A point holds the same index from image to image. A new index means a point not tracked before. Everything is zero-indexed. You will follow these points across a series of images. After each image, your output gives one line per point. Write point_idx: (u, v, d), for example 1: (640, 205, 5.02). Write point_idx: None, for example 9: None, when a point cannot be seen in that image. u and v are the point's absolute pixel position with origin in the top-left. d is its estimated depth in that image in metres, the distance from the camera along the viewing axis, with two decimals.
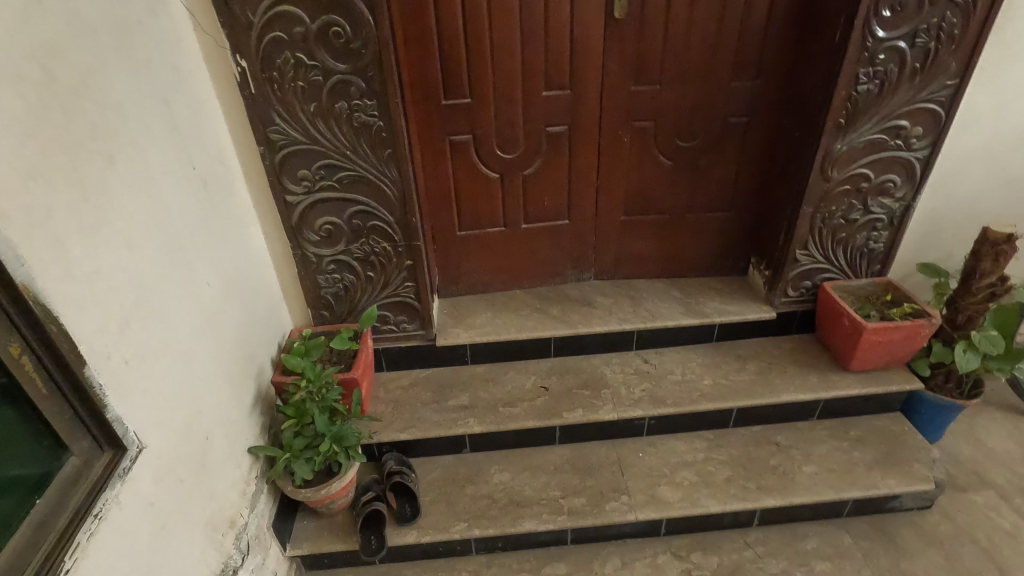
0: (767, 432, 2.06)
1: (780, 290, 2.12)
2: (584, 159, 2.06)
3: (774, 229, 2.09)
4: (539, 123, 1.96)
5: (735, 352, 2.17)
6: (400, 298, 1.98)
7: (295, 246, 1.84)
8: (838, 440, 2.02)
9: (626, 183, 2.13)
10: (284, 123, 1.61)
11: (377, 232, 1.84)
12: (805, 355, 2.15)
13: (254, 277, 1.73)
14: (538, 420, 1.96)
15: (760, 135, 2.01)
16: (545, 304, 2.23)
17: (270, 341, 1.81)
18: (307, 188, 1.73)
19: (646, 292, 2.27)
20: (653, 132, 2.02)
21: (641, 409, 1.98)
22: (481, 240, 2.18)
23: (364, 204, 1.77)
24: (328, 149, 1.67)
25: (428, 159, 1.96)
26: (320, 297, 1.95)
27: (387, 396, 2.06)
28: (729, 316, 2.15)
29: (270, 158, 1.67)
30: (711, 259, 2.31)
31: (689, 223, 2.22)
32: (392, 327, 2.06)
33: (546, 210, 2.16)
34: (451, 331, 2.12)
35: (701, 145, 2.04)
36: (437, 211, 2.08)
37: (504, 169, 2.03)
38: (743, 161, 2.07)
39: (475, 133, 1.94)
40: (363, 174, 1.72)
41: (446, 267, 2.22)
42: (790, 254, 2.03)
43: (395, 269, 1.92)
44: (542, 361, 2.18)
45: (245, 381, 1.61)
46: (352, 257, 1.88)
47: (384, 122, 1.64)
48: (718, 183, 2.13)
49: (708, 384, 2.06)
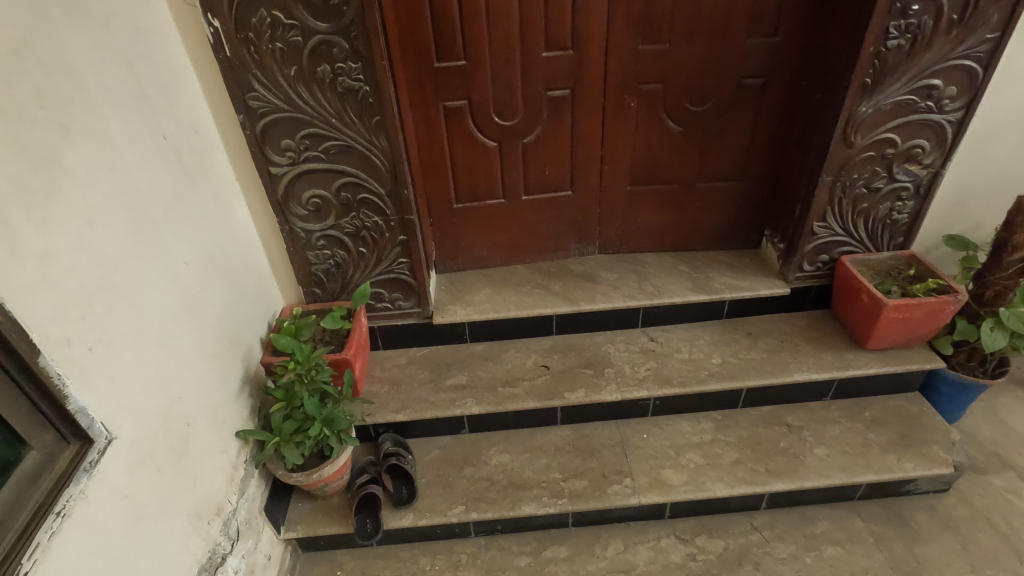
0: (777, 413, 1.98)
1: (795, 264, 2.01)
2: (588, 125, 1.93)
3: (791, 199, 1.97)
4: (539, 87, 1.83)
5: (746, 330, 2.08)
6: (394, 274, 1.89)
7: (283, 221, 1.75)
8: (853, 421, 1.94)
9: (632, 151, 2.00)
10: (263, 89, 1.50)
11: (368, 206, 1.74)
12: (819, 332, 2.05)
13: (239, 254, 1.64)
14: (539, 401, 1.89)
15: (777, 98, 1.87)
16: (547, 280, 2.14)
17: (260, 320, 1.74)
18: (292, 159, 1.63)
19: (653, 267, 2.17)
20: (661, 96, 1.89)
21: (646, 389, 1.90)
22: (479, 213, 2.08)
23: (353, 176, 1.67)
24: (312, 116, 1.56)
25: (422, 128, 1.84)
26: (311, 275, 1.87)
27: (383, 376, 1.99)
28: (740, 292, 2.04)
29: (251, 127, 1.56)
30: (722, 231, 2.19)
31: (700, 193, 2.10)
32: (387, 305, 1.98)
33: (547, 181, 2.04)
34: (448, 308, 2.04)
35: (713, 109, 1.91)
36: (432, 182, 1.97)
37: (503, 137, 1.91)
38: (759, 127, 1.94)
39: (471, 98, 1.82)
40: (351, 144, 1.61)
41: (443, 241, 2.13)
42: (807, 227, 1.91)
43: (388, 245, 1.83)
44: (544, 338, 2.10)
45: (232, 363, 1.55)
46: (342, 232, 1.79)
47: (371, 87, 1.52)
48: (731, 151, 2.00)
49: (716, 363, 1.97)
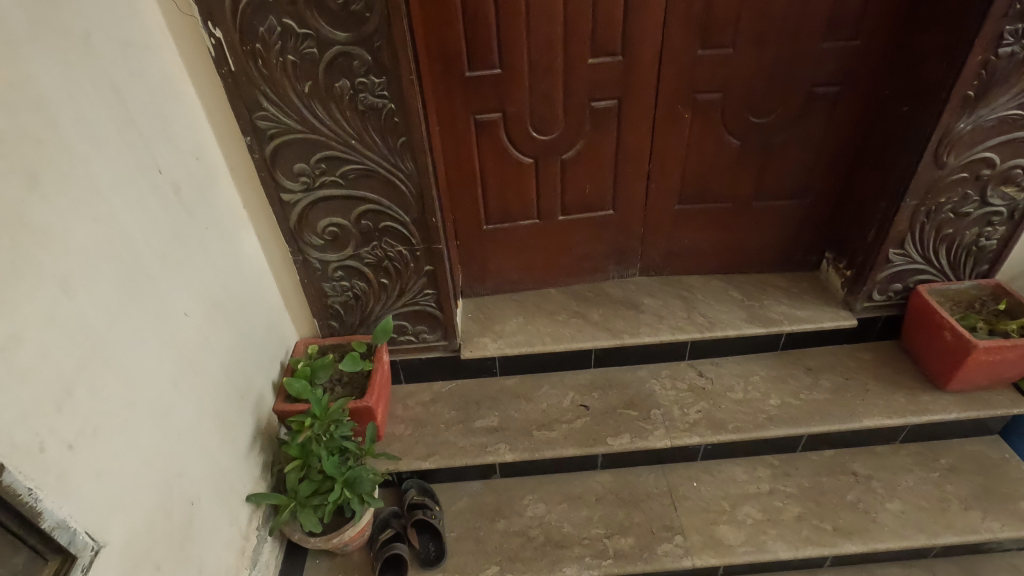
0: (841, 459, 1.79)
1: (864, 293, 1.80)
2: (634, 140, 1.72)
3: (862, 222, 1.75)
4: (583, 98, 1.62)
5: (805, 364, 1.88)
6: (419, 306, 1.71)
7: (295, 251, 1.56)
8: (927, 471, 1.74)
9: (684, 166, 1.79)
10: (273, 107, 1.30)
11: (391, 234, 1.55)
12: (888, 369, 1.85)
13: (248, 291, 1.46)
14: (579, 448, 1.70)
15: (852, 108, 1.65)
16: (585, 307, 1.94)
17: (271, 362, 1.56)
18: (306, 185, 1.43)
19: (701, 293, 1.96)
20: (720, 106, 1.67)
21: (697, 435, 1.71)
22: (511, 234, 1.88)
23: (375, 202, 1.48)
24: (329, 138, 1.36)
25: (449, 144, 1.64)
26: (327, 307, 1.69)
27: (406, 415, 1.82)
28: (801, 323, 1.84)
29: (260, 149, 1.37)
30: (778, 253, 1.98)
31: (756, 212, 1.88)
32: (411, 338, 1.80)
33: (587, 199, 1.84)
34: (477, 340, 1.85)
35: (778, 121, 1.69)
36: (460, 202, 1.77)
37: (540, 153, 1.71)
38: (828, 140, 1.72)
39: (506, 110, 1.61)
40: (372, 168, 1.41)
41: (470, 265, 1.93)
42: (881, 254, 1.70)
43: (412, 276, 1.64)
44: (581, 373, 1.91)
45: (240, 418, 1.38)
46: (362, 262, 1.60)
47: (397, 104, 1.32)
48: (795, 167, 1.78)
49: (775, 406, 1.77)
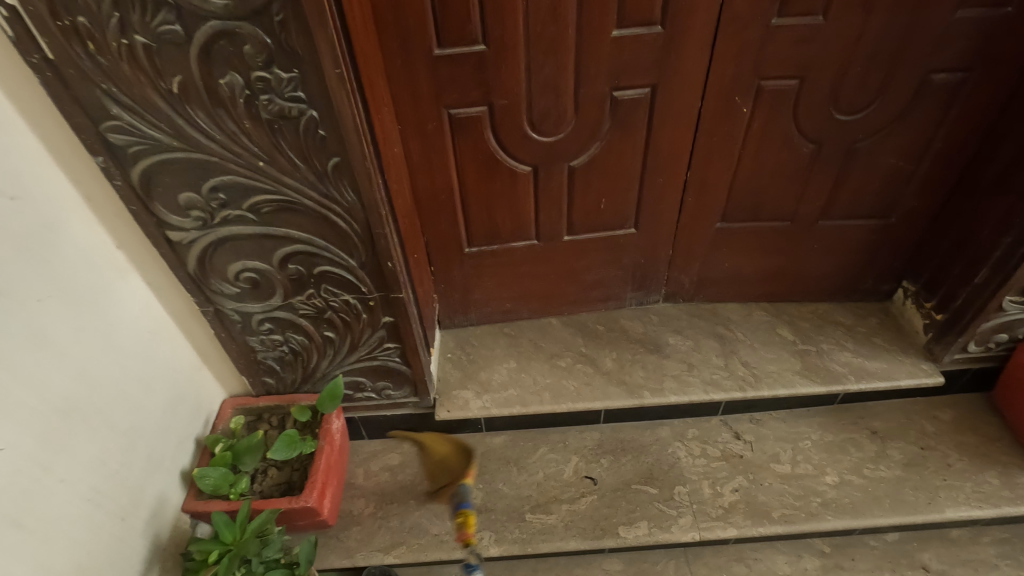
0: (908, 547, 1.44)
1: (957, 345, 1.39)
2: (671, 142, 1.26)
3: (967, 256, 1.32)
4: (602, 86, 1.15)
5: (870, 426, 1.49)
6: (378, 362, 1.31)
7: (202, 301, 1.14)
8: (1016, 568, 1.40)
9: (733, 176, 1.34)
10: (130, 115, 0.85)
11: (331, 280, 1.12)
12: (977, 437, 1.46)
13: (133, 368, 1.03)
14: (582, 542, 1.35)
15: (977, 103, 1.18)
16: (595, 349, 1.53)
17: (178, 448, 1.16)
18: (201, 221, 0.99)
19: (742, 331, 1.55)
20: (794, 98, 1.20)
21: (733, 527, 1.35)
22: (501, 258, 1.45)
23: (305, 243, 1.04)
24: (223, 158, 0.91)
25: (415, 149, 1.18)
26: (258, 364, 1.28)
27: (367, 486, 1.45)
28: (870, 380, 1.44)
29: (122, 174, 0.92)
30: (843, 281, 1.55)
31: (822, 233, 1.44)
32: (371, 395, 1.40)
33: (602, 216, 1.39)
34: (457, 395, 1.46)
35: (871, 119, 1.22)
36: (433, 222, 1.33)
37: (540, 160, 1.25)
38: (934, 146, 1.26)
39: (493, 103, 1.14)
40: (294, 199, 0.97)
41: (449, 294, 1.51)
42: (992, 302, 1.27)
43: (366, 329, 1.23)
44: (588, 431, 1.53)
45: (121, 552, 0.99)
46: (297, 314, 1.18)
47: (321, 111, 0.87)
48: (882, 179, 1.33)
49: (832, 486, 1.40)
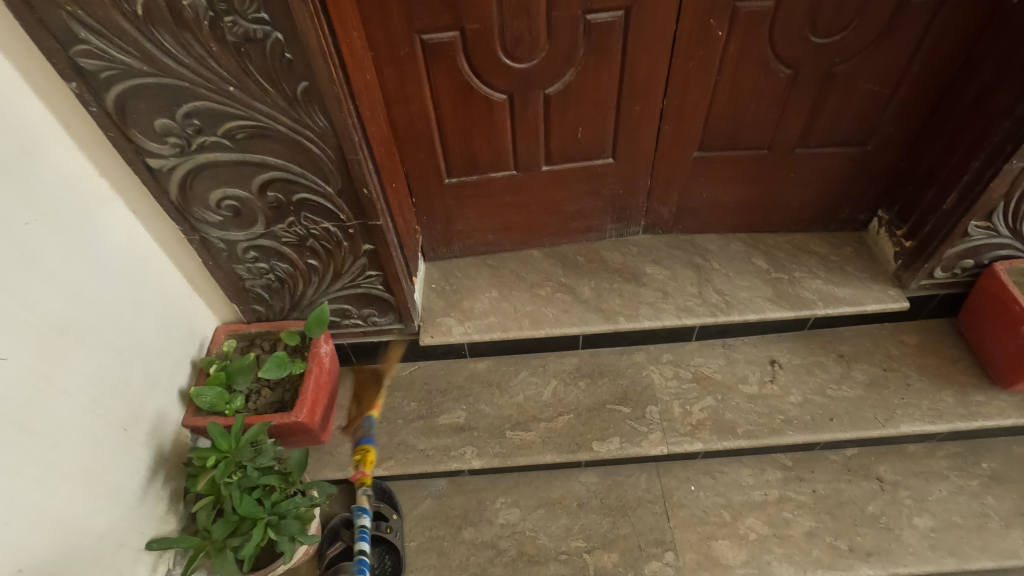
0: (865, 461, 1.54)
1: (923, 272, 1.43)
2: (647, 68, 1.26)
3: (938, 183, 1.34)
4: (575, 9, 1.14)
5: (837, 350, 1.56)
6: (362, 290, 1.36)
7: (187, 230, 1.18)
8: (965, 478, 1.50)
9: (710, 103, 1.34)
10: (98, 39, 0.87)
11: (310, 208, 1.16)
12: (940, 359, 1.52)
13: (125, 293, 1.09)
14: (558, 455, 1.45)
15: (955, 24, 1.17)
16: (574, 279, 1.58)
17: (175, 368, 1.24)
18: (179, 149, 1.02)
19: (719, 261, 1.59)
20: (769, 20, 1.19)
21: (700, 441, 1.44)
22: (481, 189, 1.47)
23: (281, 170, 1.08)
24: (194, 83, 0.93)
25: (389, 77, 1.19)
26: (246, 292, 1.35)
27: (358, 407, 1.54)
28: (838, 305, 1.49)
29: (98, 101, 0.94)
30: (819, 211, 1.58)
31: (799, 162, 1.46)
32: (357, 322, 1.47)
33: (579, 146, 1.41)
34: (440, 322, 1.52)
35: (847, 42, 1.21)
36: (413, 152, 1.35)
37: (515, 87, 1.26)
38: (911, 70, 1.26)
39: (466, 28, 1.14)
40: (266, 124, 0.99)
41: (432, 226, 1.55)
42: (958, 227, 1.31)
43: (348, 257, 1.28)
44: (567, 356, 1.60)
45: (126, 459, 1.08)
46: (279, 242, 1.23)
47: (285, 33, 0.88)
48: (859, 105, 1.33)
49: (796, 405, 1.48)
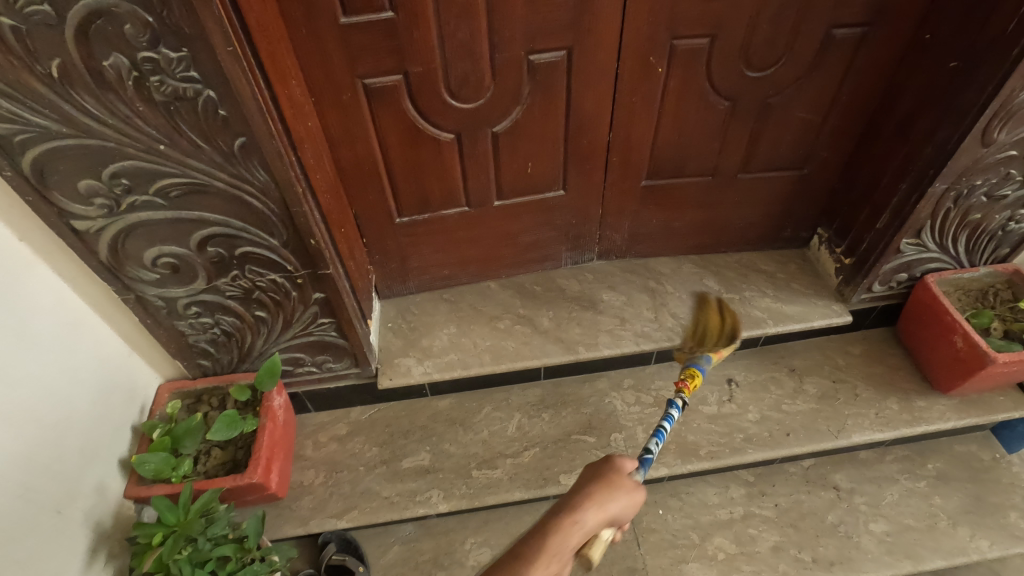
0: (822, 470, 1.59)
1: (863, 286, 1.50)
2: (592, 103, 1.28)
3: (872, 203, 1.41)
4: (518, 50, 1.14)
5: (789, 364, 1.61)
6: (315, 337, 1.31)
7: (121, 289, 1.11)
8: (914, 480, 1.57)
9: (655, 135, 1.37)
10: (9, 103, 0.80)
11: (255, 261, 1.11)
12: (884, 368, 1.59)
13: (55, 363, 1.01)
14: (526, 491, 1.43)
15: (878, 56, 1.24)
16: (532, 310, 1.58)
17: (114, 436, 1.16)
18: (107, 209, 0.96)
19: (672, 284, 1.62)
20: (706, 56, 1.23)
21: (665, 466, 1.46)
22: (434, 226, 1.45)
23: (221, 225, 1.03)
24: (120, 143, 0.87)
25: (333, 122, 1.16)
26: (190, 348, 1.27)
27: (317, 457, 1.48)
28: (788, 322, 1.54)
29: (12, 164, 0.87)
30: (763, 231, 1.63)
31: (742, 186, 1.51)
32: (311, 369, 1.42)
33: (530, 179, 1.41)
34: (399, 363, 1.49)
35: (780, 74, 1.26)
36: (361, 194, 1.32)
37: (463, 127, 1.25)
38: (840, 99, 1.32)
39: (409, 71, 1.12)
40: (202, 181, 0.95)
41: (386, 264, 1.51)
42: (891, 245, 1.38)
43: (298, 306, 1.23)
44: (530, 387, 1.59)
45: (61, 544, 1.00)
46: (224, 296, 1.17)
47: (218, 90, 0.84)
48: (794, 132, 1.39)
49: (755, 422, 1.52)
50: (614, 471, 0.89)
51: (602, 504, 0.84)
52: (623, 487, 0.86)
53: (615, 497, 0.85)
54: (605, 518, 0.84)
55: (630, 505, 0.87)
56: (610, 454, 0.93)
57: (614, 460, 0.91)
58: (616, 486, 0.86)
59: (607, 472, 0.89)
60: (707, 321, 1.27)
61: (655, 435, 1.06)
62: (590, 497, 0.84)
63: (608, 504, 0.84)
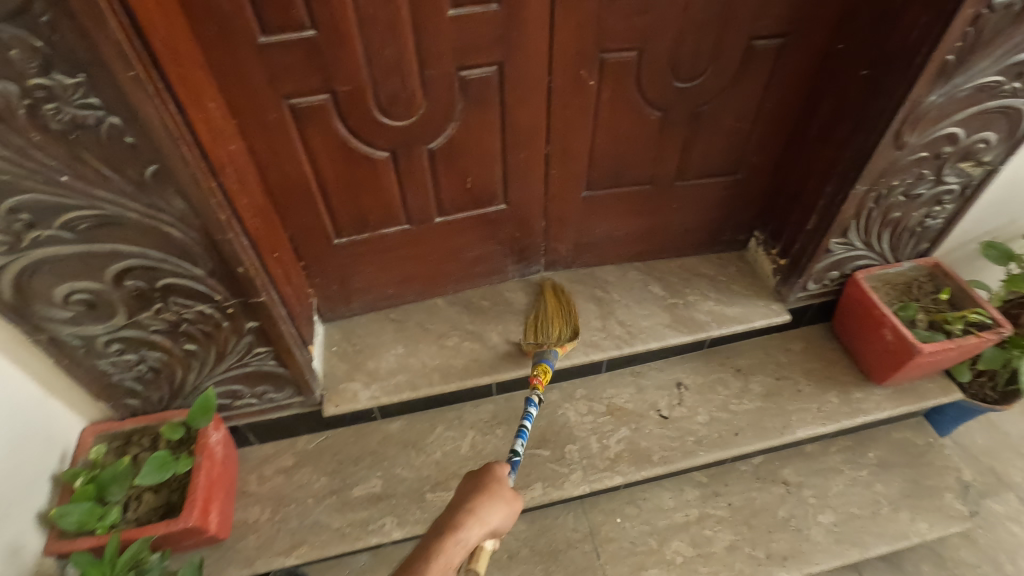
0: (771, 466, 1.63)
1: (799, 285, 1.55)
2: (527, 117, 1.28)
3: (801, 206, 1.46)
4: (448, 66, 1.13)
5: (734, 365, 1.65)
6: (252, 368, 1.26)
7: (30, 331, 1.02)
8: (857, 470, 1.63)
9: (592, 146, 1.39)
10: None
11: (179, 292, 1.06)
12: (822, 363, 1.65)
13: None
14: None
15: (797, 65, 1.29)
16: (481, 325, 1.56)
17: (30, 489, 1.07)
18: (7, 246, 0.88)
19: (618, 292, 1.64)
20: (635, 69, 1.25)
21: (619, 474, 1.46)
22: (375, 245, 1.42)
23: (139, 258, 0.97)
24: (16, 175, 0.81)
25: (260, 144, 1.12)
26: (115, 387, 1.19)
27: (262, 492, 1.41)
28: (730, 324, 1.58)
29: None
30: (703, 235, 1.67)
31: (680, 193, 1.54)
32: (251, 401, 1.36)
33: (470, 194, 1.40)
34: (345, 388, 1.44)
35: (707, 84, 1.30)
36: (295, 216, 1.28)
37: (397, 144, 1.23)
38: (765, 107, 1.37)
39: (336, 90, 1.09)
40: (114, 212, 0.89)
41: (327, 287, 1.47)
42: (821, 245, 1.43)
43: (231, 336, 1.18)
44: (482, 404, 1.57)
45: None
46: (148, 330, 1.10)
47: (122, 116, 0.80)
48: (725, 140, 1.43)
49: (704, 424, 1.55)
50: (494, 481, 0.96)
51: (479, 515, 0.90)
52: (503, 495, 0.93)
53: (494, 505, 0.92)
54: (484, 530, 0.89)
55: (508, 513, 0.93)
56: (488, 466, 0.99)
57: (489, 471, 0.97)
58: (493, 495, 0.93)
59: (484, 482, 0.95)
60: (547, 308, 1.53)
61: (519, 436, 1.17)
62: (470, 514, 0.90)
63: (487, 517, 0.91)
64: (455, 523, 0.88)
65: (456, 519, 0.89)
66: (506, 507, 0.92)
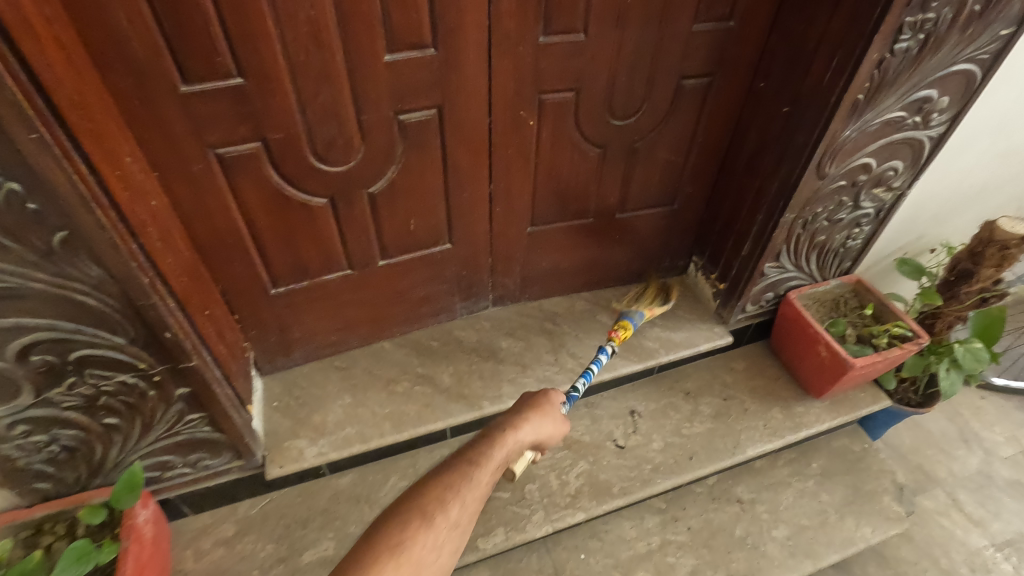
0: (724, 485, 1.67)
1: (738, 308, 1.61)
2: (469, 158, 1.27)
3: (735, 232, 1.52)
4: (386, 111, 1.11)
5: (683, 389, 1.69)
6: (184, 436, 1.16)
7: None
8: (803, 481, 1.69)
9: (534, 183, 1.39)
10: None
11: (97, 363, 0.95)
12: (765, 380, 1.71)
13: None
14: None
15: (723, 102, 1.36)
16: (431, 367, 1.52)
17: None
18: None
19: (567, 323, 1.64)
20: (573, 108, 1.27)
21: (581, 510, 1.45)
22: (315, 292, 1.35)
23: (47, 331, 0.87)
24: None
25: (184, 197, 1.04)
26: (21, 472, 1.06)
27: (198, 569, 1.29)
28: (678, 350, 1.61)
29: None
30: (646, 263, 1.71)
31: (621, 225, 1.57)
32: (183, 471, 1.25)
33: (414, 236, 1.37)
34: (289, 446, 1.35)
35: (642, 121, 1.34)
36: (227, 268, 1.19)
37: (335, 190, 1.18)
38: (697, 140, 1.42)
39: (268, 138, 1.04)
40: (14, 284, 0.79)
41: (265, 339, 1.38)
42: (756, 270, 1.50)
43: (159, 405, 1.08)
44: (437, 449, 1.52)
45: None
46: (60, 408, 0.99)
47: (23, 181, 0.72)
48: (661, 173, 1.47)
49: (660, 450, 1.56)
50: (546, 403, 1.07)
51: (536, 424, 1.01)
52: (553, 415, 1.05)
53: (545, 420, 1.04)
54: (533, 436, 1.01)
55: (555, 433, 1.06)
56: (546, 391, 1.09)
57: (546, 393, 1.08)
58: (548, 411, 1.05)
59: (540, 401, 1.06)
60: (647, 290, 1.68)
61: (581, 376, 1.25)
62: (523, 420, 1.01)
63: (540, 428, 1.03)
64: (512, 423, 0.99)
65: (513, 421, 1.00)
66: (556, 425, 1.04)
